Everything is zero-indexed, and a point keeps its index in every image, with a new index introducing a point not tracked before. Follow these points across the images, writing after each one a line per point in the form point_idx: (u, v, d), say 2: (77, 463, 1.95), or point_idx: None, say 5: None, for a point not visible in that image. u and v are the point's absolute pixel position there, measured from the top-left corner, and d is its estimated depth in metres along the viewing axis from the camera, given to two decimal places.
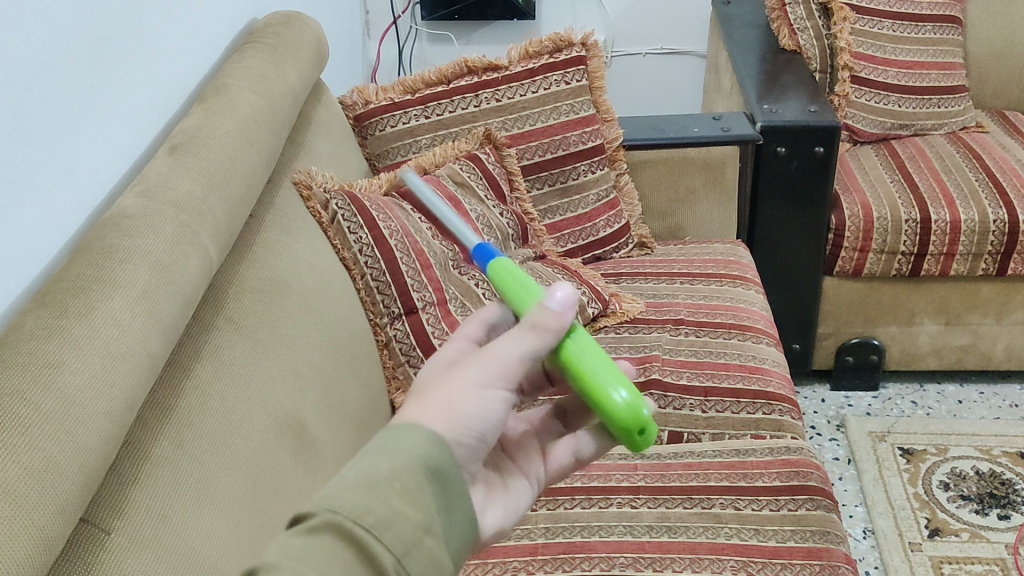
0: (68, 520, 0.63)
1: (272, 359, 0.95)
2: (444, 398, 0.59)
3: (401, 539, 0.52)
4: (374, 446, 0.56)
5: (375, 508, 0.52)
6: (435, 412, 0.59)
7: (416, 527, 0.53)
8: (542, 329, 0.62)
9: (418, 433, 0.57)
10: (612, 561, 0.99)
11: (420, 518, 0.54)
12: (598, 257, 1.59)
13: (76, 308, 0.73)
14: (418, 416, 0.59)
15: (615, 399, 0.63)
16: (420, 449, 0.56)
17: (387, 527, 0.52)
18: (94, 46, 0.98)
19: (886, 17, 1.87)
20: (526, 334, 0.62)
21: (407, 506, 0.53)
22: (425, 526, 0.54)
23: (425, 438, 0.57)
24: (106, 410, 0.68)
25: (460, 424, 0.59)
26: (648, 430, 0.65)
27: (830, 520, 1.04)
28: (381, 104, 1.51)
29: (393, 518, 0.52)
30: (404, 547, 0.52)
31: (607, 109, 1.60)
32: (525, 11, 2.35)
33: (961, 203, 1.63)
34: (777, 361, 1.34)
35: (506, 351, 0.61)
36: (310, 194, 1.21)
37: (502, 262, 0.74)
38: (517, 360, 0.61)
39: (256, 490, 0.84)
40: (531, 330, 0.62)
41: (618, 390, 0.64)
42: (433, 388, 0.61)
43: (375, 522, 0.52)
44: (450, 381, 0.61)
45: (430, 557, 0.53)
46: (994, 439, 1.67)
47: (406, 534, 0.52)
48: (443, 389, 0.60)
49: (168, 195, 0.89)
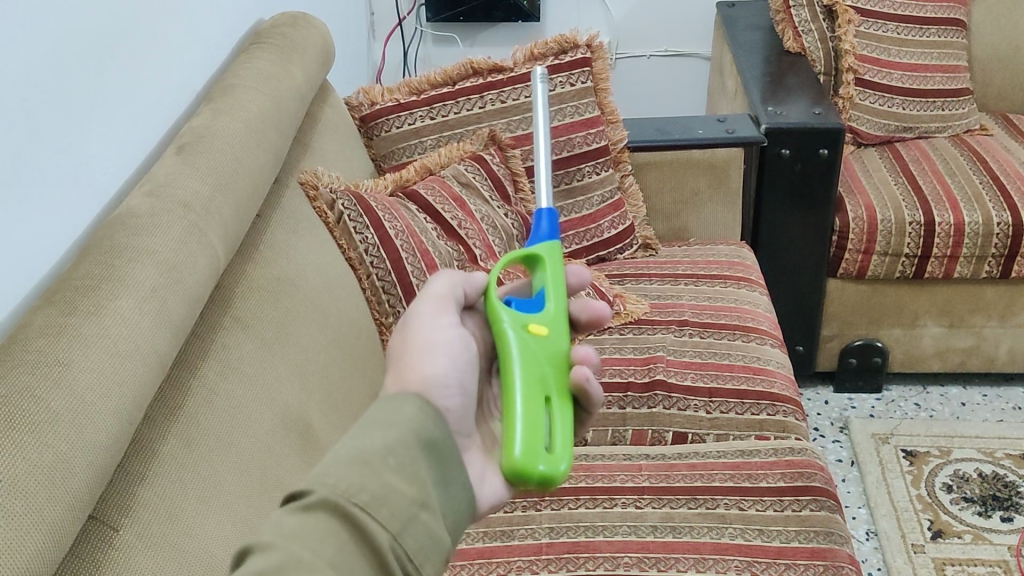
0: (77, 517, 0.64)
1: (279, 358, 0.96)
2: (411, 356, 0.68)
3: (396, 515, 0.55)
4: (368, 421, 0.60)
5: (370, 486, 0.55)
6: (412, 373, 0.67)
7: (411, 503, 0.57)
8: (454, 274, 0.75)
9: (402, 403, 0.62)
10: (616, 561, 1.00)
11: (415, 493, 0.58)
12: (603, 258, 1.59)
13: (85, 306, 0.73)
14: (403, 385, 0.66)
15: (569, 458, 0.67)
16: (413, 423, 0.61)
17: (381, 504, 0.55)
18: (103, 46, 0.99)
19: (891, 20, 1.88)
20: (443, 279, 0.74)
21: (402, 482, 0.57)
22: (421, 501, 0.58)
23: (414, 409, 0.62)
24: (115, 406, 0.69)
25: (438, 386, 0.66)
26: (550, 399, 0.71)
27: (834, 522, 1.05)
28: (387, 105, 1.52)
29: (387, 496, 0.56)
30: (399, 523, 0.55)
31: (612, 110, 1.59)
32: (531, 12, 2.35)
33: (965, 206, 1.63)
34: (781, 362, 1.34)
35: (433, 294, 0.72)
36: (317, 195, 1.21)
37: (550, 245, 0.83)
38: (449, 297, 0.73)
39: (265, 487, 0.85)
40: (445, 276, 0.74)
41: (562, 458, 0.67)
42: (401, 354, 0.69)
43: (369, 500, 0.55)
44: (409, 344, 0.69)
45: (426, 530, 0.57)
46: (998, 442, 1.67)
47: (400, 510, 0.56)
48: (411, 351, 0.68)
49: (176, 194, 0.89)
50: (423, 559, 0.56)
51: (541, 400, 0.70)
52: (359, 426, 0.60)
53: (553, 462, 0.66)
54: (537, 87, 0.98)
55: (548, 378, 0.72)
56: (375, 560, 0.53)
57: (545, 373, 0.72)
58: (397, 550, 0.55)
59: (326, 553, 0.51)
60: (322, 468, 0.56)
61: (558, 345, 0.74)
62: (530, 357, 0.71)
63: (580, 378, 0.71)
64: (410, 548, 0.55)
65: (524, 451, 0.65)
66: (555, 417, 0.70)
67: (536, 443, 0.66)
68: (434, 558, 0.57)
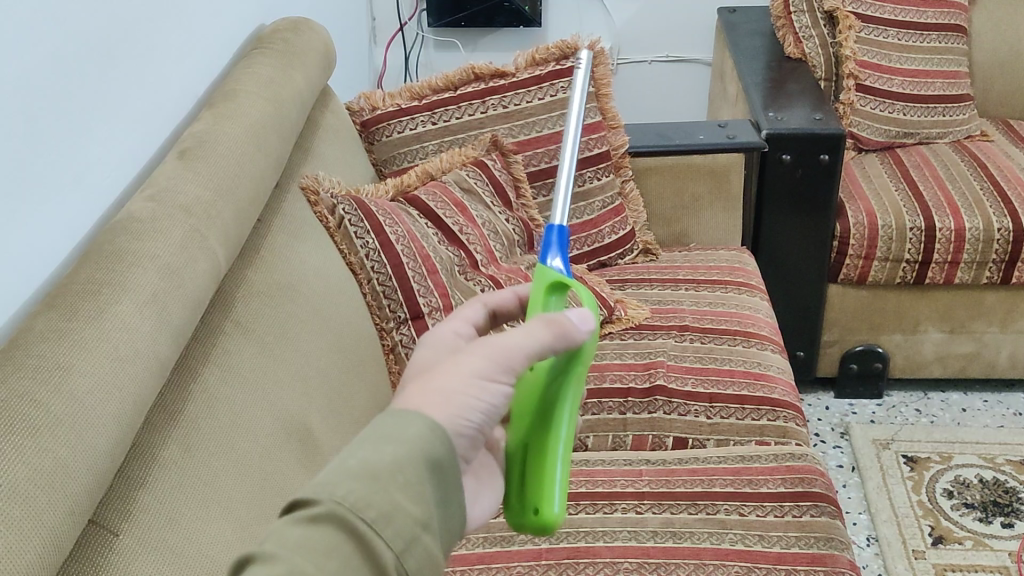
0: (76, 522, 0.64)
1: (281, 363, 0.96)
2: (446, 382, 0.61)
3: (400, 534, 0.54)
4: (374, 433, 0.57)
5: (377, 502, 0.53)
6: (436, 401, 0.60)
7: (415, 523, 0.55)
8: (555, 333, 0.66)
9: (417, 424, 0.58)
10: (616, 566, 1.00)
11: (419, 513, 0.55)
12: (604, 264, 1.59)
13: (86, 311, 0.73)
14: (423, 407, 0.59)
15: None
16: (423, 443, 0.57)
17: (387, 522, 0.53)
18: (106, 52, 1.00)
19: (891, 25, 1.88)
20: (538, 337, 0.65)
21: (409, 501, 0.55)
22: (424, 521, 0.56)
23: (425, 427, 0.58)
24: (115, 412, 0.69)
25: (460, 413, 0.60)
26: None
27: (835, 527, 1.05)
28: (389, 110, 1.52)
29: (393, 513, 0.54)
30: (402, 543, 0.54)
31: (613, 116, 1.60)
32: (532, 18, 2.36)
33: (966, 212, 1.63)
34: (782, 368, 1.34)
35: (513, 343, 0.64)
36: (317, 199, 1.21)
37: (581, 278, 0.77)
38: (523, 354, 0.64)
39: (265, 493, 0.85)
40: (545, 328, 0.66)
41: None
42: (435, 377, 0.61)
43: (376, 516, 0.53)
44: (448, 366, 0.62)
45: (427, 552, 0.55)
46: (998, 447, 1.67)
47: (404, 529, 0.54)
48: (444, 380, 0.61)
49: (177, 200, 0.89)
50: None
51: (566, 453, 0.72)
52: (365, 436, 0.57)
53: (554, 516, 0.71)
54: (581, 67, 0.82)
55: None
56: None
57: None
58: (399, 571, 0.53)
59: (329, 567, 0.50)
60: (325, 479, 0.54)
61: None
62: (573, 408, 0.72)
63: None
64: (410, 569, 0.54)
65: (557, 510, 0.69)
66: None
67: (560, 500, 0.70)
68: None
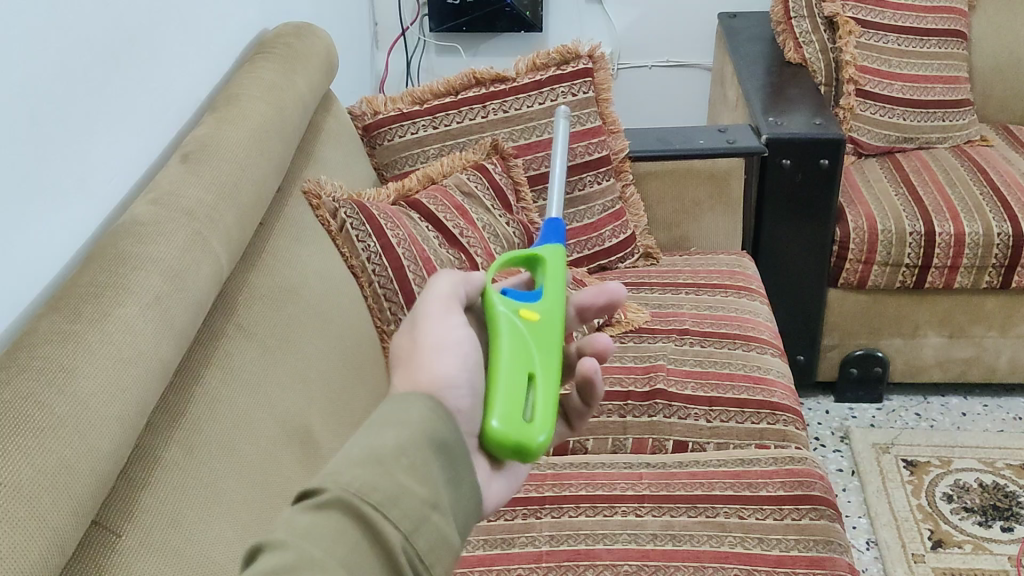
0: (79, 523, 0.64)
1: (282, 366, 0.96)
2: (423, 355, 0.67)
3: (407, 515, 0.55)
4: (376, 422, 0.61)
5: (382, 486, 0.55)
6: (423, 373, 0.66)
7: (423, 503, 0.57)
8: (455, 273, 0.73)
9: (416, 407, 0.62)
10: (616, 568, 1.00)
11: (426, 494, 0.57)
12: (604, 267, 1.60)
13: (90, 313, 0.74)
14: (413, 384, 0.66)
15: (547, 428, 0.65)
16: (425, 426, 0.61)
17: (394, 504, 0.55)
18: (110, 56, 1.01)
19: (891, 31, 1.89)
20: (450, 280, 0.72)
21: (415, 483, 0.57)
22: (432, 502, 0.57)
23: (424, 410, 0.62)
24: (118, 413, 0.69)
25: (447, 383, 0.66)
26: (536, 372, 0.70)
27: (834, 531, 1.05)
28: (390, 114, 1.53)
29: (399, 496, 0.56)
30: (411, 524, 0.55)
31: (613, 121, 1.61)
32: (533, 23, 2.37)
33: (965, 216, 1.64)
34: (782, 371, 1.34)
35: (435, 293, 0.71)
36: (319, 204, 1.22)
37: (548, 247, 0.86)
38: (452, 297, 0.71)
39: (267, 494, 0.85)
40: (448, 273, 0.73)
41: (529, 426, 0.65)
42: (410, 354, 0.68)
43: (382, 499, 0.55)
44: (410, 340, 0.69)
45: (438, 532, 0.57)
46: (998, 452, 1.67)
47: (411, 510, 0.56)
48: (420, 353, 0.67)
49: (180, 203, 0.90)
50: (434, 561, 0.56)
51: (524, 375, 0.69)
52: (370, 425, 0.60)
53: (529, 432, 0.65)
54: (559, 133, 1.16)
55: (534, 356, 0.71)
56: (387, 560, 0.53)
57: (531, 353, 0.71)
58: (409, 551, 0.54)
59: (336, 553, 0.51)
60: (331, 468, 0.56)
61: (552, 329, 0.75)
62: (513, 337, 0.71)
63: (587, 370, 0.78)
64: (421, 548, 0.55)
65: (500, 421, 0.64)
66: (539, 387, 0.69)
67: (515, 413, 0.65)
68: (445, 558, 0.57)
